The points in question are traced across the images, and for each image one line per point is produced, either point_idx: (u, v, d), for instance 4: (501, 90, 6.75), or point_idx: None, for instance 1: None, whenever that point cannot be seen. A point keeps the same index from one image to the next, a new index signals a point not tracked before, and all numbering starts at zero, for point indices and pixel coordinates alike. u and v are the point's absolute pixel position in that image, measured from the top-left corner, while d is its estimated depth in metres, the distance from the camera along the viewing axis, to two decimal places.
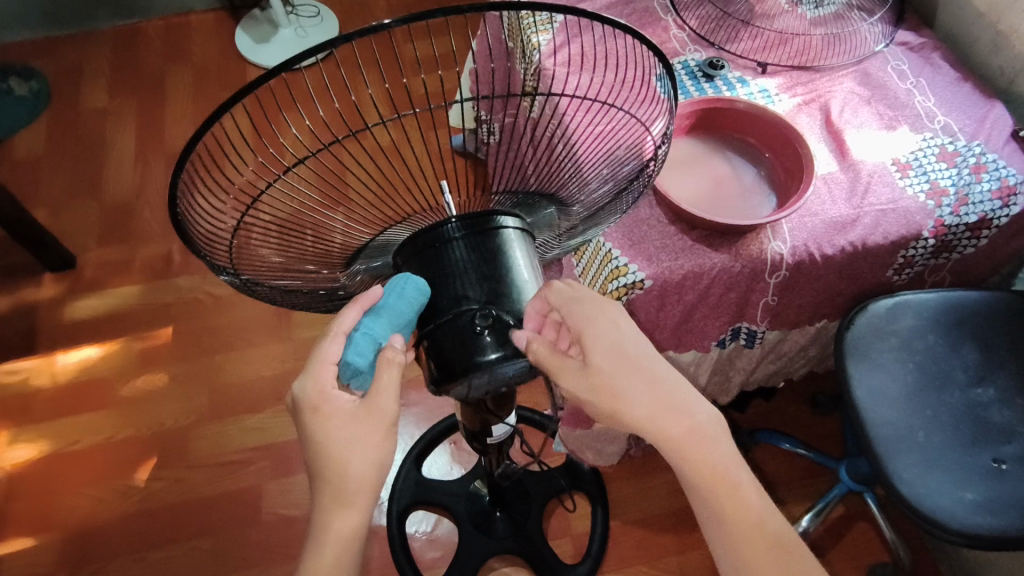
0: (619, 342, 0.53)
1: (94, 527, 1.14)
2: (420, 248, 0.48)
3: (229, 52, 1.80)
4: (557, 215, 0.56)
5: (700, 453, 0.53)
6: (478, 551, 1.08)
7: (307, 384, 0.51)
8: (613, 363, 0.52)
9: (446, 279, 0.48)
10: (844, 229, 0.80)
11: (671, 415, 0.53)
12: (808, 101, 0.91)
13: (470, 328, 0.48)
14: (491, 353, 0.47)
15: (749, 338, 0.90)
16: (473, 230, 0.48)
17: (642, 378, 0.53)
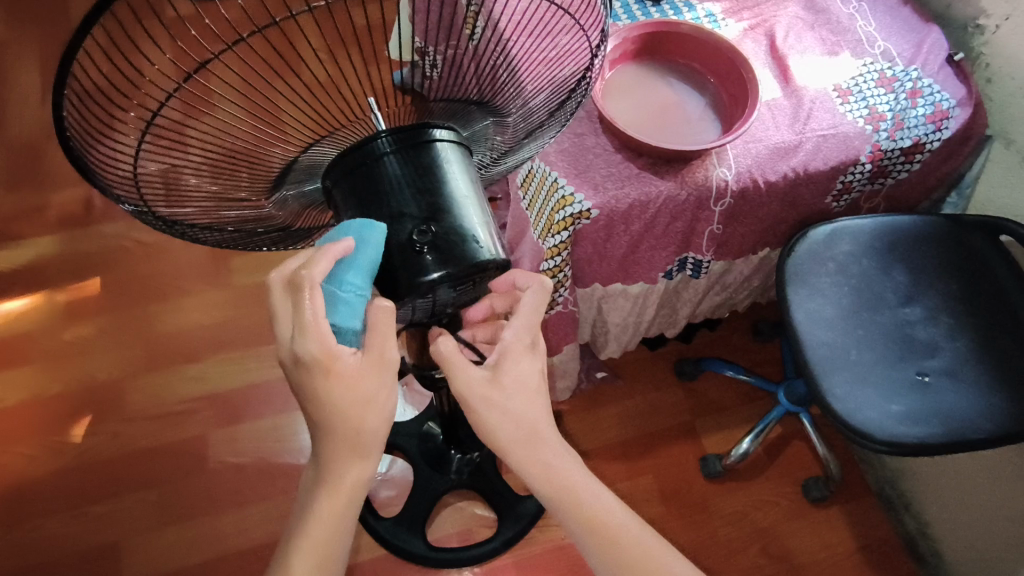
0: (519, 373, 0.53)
1: (28, 485, 1.09)
2: (351, 168, 0.45)
3: None
4: (493, 127, 0.55)
5: (560, 478, 0.53)
6: (433, 487, 1.09)
7: (306, 344, 0.45)
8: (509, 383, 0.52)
9: (380, 196, 0.45)
10: (786, 155, 0.80)
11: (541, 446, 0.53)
12: (754, 26, 0.90)
13: (409, 246, 0.46)
14: (434, 272, 0.46)
15: (695, 268, 0.91)
16: (406, 143, 0.45)
17: (524, 397, 0.52)
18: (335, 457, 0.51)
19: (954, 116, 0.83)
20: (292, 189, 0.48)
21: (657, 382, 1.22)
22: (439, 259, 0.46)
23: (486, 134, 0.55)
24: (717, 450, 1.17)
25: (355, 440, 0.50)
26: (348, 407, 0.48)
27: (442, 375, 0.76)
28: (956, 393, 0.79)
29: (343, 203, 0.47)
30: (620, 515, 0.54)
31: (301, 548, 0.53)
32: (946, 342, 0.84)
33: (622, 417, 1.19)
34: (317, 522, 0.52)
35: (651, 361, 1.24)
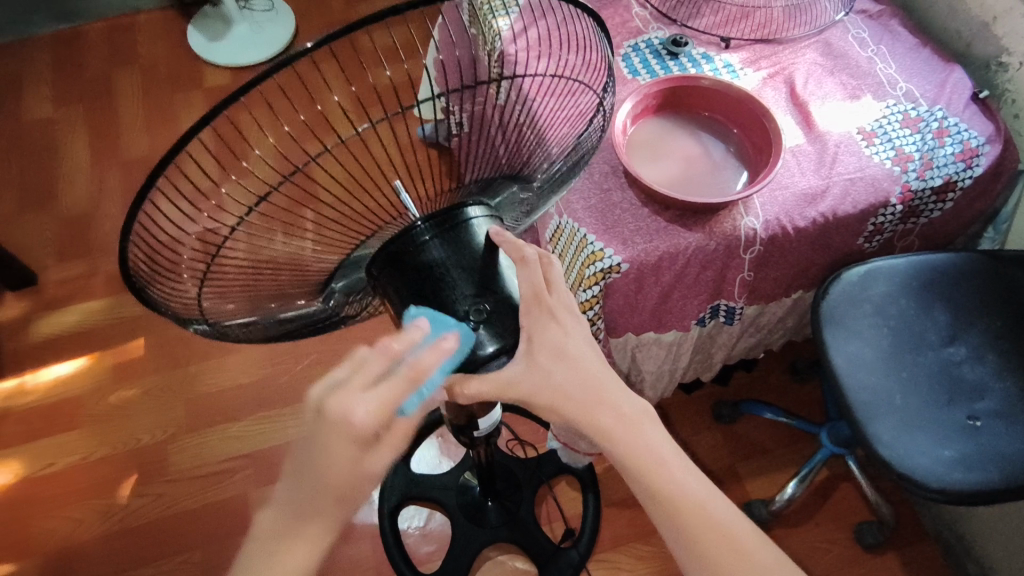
0: (564, 344, 0.50)
1: (77, 548, 1.11)
2: (397, 256, 0.47)
3: (182, 51, 1.75)
4: (519, 192, 0.57)
5: (628, 443, 0.51)
6: (471, 542, 1.08)
7: (362, 413, 0.41)
8: (551, 358, 0.49)
9: (432, 279, 0.47)
10: (814, 200, 0.80)
11: (607, 409, 0.51)
12: (773, 75, 0.91)
13: (463, 324, 0.47)
14: (489, 345, 0.48)
15: (727, 314, 0.91)
16: (447, 225, 0.48)
17: (575, 363, 0.50)
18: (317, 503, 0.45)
19: (984, 153, 0.82)
20: (339, 286, 0.51)
21: (694, 426, 1.20)
22: (494, 333, 0.48)
23: (513, 199, 0.57)
24: (760, 496, 1.14)
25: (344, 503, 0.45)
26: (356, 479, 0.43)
27: (478, 433, 0.76)
28: (1011, 437, 0.77)
29: (393, 292, 0.48)
30: (687, 474, 0.53)
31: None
32: (995, 383, 0.82)
33: None
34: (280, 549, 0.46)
35: (687, 405, 1.22)
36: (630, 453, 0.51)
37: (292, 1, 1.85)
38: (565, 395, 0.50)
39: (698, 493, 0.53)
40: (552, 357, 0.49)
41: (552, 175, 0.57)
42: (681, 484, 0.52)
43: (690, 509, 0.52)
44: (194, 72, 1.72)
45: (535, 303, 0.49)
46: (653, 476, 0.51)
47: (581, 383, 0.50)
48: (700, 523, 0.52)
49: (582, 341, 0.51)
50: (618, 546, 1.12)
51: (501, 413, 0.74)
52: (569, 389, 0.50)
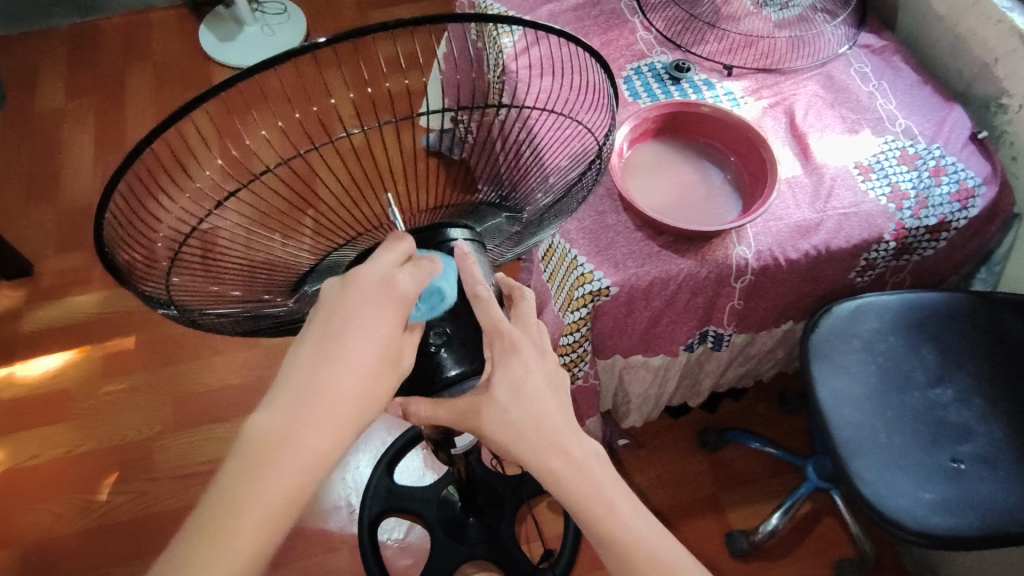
0: (524, 383, 0.49)
1: (52, 543, 1.10)
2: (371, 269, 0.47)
3: (192, 50, 1.77)
4: (506, 222, 0.55)
5: (578, 487, 0.51)
6: (451, 556, 1.07)
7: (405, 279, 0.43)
8: (510, 398, 0.49)
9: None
10: (807, 233, 0.80)
11: (558, 459, 0.50)
12: (774, 104, 0.92)
13: (423, 346, 0.49)
14: (451, 369, 0.50)
15: (716, 340, 0.90)
16: (425, 240, 0.48)
17: (531, 407, 0.50)
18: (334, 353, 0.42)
19: (980, 194, 0.82)
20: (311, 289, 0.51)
21: (680, 451, 1.20)
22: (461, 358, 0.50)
23: (499, 228, 0.56)
24: (742, 525, 1.13)
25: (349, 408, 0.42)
26: (374, 288, 0.42)
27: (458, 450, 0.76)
28: (994, 483, 0.76)
29: None
30: (641, 522, 0.53)
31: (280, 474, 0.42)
32: (980, 427, 0.81)
33: (647, 488, 1.17)
34: (315, 412, 0.41)
35: (674, 430, 1.22)
36: (580, 497, 0.51)
37: (305, 6, 1.86)
38: (518, 438, 0.50)
39: (646, 538, 0.52)
40: (505, 401, 0.49)
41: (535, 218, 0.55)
42: (632, 528, 0.52)
43: (638, 556, 0.52)
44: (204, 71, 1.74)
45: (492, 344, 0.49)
46: (599, 522, 0.52)
47: (535, 426, 0.50)
48: (645, 566, 0.52)
49: (539, 386, 0.50)
50: (598, 569, 1.12)
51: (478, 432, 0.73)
52: (524, 430, 0.50)
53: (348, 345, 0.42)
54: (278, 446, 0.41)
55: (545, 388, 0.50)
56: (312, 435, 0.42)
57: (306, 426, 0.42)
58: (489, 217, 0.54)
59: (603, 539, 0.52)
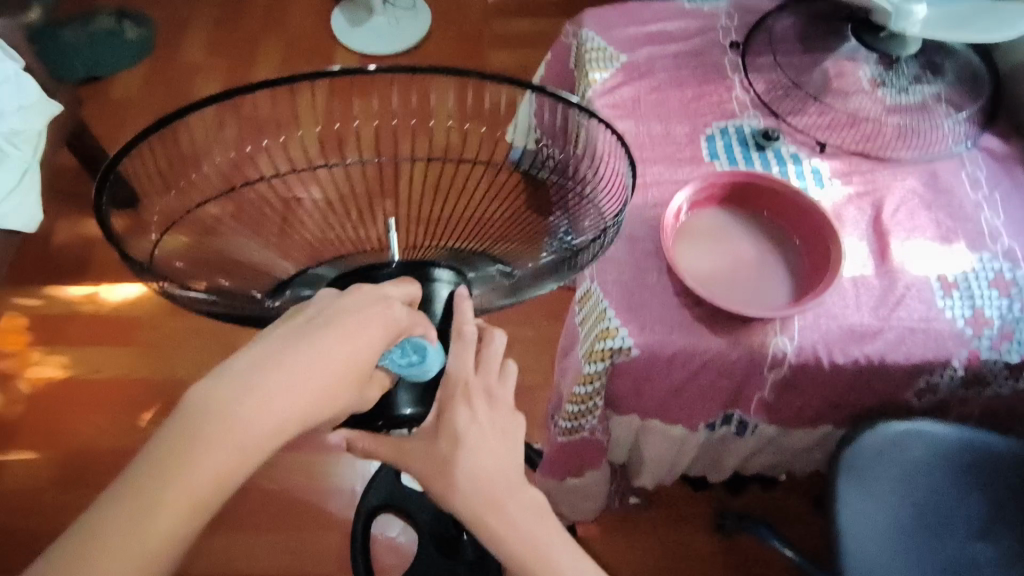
0: (466, 436, 0.52)
1: (93, 453, 1.23)
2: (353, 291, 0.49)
3: (322, 30, 1.91)
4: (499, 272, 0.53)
5: (517, 538, 0.53)
6: (431, 565, 1.12)
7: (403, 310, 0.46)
8: (451, 448, 0.51)
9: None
10: (862, 339, 0.74)
11: (497, 513, 0.52)
12: (861, 194, 0.85)
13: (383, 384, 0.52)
14: (407, 409, 0.53)
15: (741, 426, 0.87)
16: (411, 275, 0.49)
17: (475, 459, 0.52)
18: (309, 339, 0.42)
19: None
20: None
21: (688, 527, 1.15)
22: (414, 396, 0.53)
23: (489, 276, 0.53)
24: None
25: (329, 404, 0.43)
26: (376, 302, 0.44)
27: None
28: None
29: None
30: (586, 574, 0.55)
31: (208, 445, 0.40)
32: None
33: (643, 555, 1.13)
34: (268, 393, 0.41)
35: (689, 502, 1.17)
36: (518, 549, 0.53)
37: (433, 5, 2.01)
38: (465, 493, 0.51)
39: None
40: (452, 449, 0.51)
41: (529, 274, 0.50)
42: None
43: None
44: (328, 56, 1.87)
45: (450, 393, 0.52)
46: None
47: (475, 481, 0.51)
48: None
49: (488, 437, 0.53)
50: None
51: None
52: (473, 481, 0.51)
53: (328, 338, 0.42)
54: (217, 416, 0.40)
55: (485, 440, 0.52)
56: (255, 414, 0.40)
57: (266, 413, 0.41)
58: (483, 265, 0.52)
59: None
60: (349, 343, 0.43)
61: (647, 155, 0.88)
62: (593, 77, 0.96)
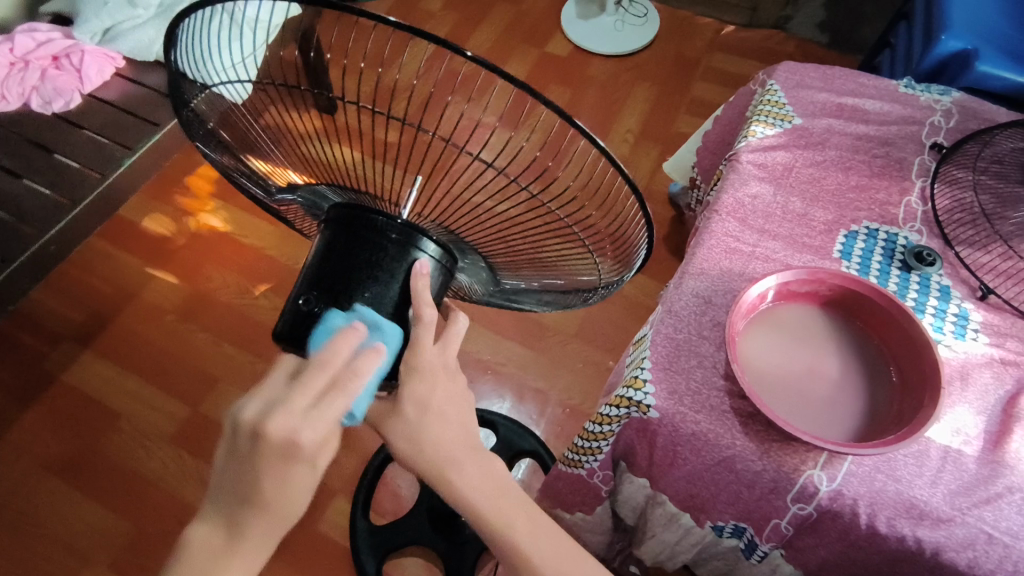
0: (449, 403, 0.55)
1: (215, 299, 1.47)
2: (353, 226, 0.54)
3: (551, 15, 2.02)
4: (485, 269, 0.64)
5: (493, 504, 0.56)
6: (415, 530, 1.16)
7: (309, 436, 0.47)
8: (432, 411, 0.54)
9: (360, 269, 0.53)
10: (920, 519, 0.61)
11: (456, 469, 0.54)
12: (1008, 362, 0.70)
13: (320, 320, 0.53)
14: None
15: (750, 546, 0.76)
16: (400, 238, 0.54)
17: (450, 422, 0.55)
18: (249, 502, 0.49)
19: None
20: (301, 198, 0.63)
21: None
22: None
23: (476, 269, 0.64)
24: None
25: (278, 521, 0.51)
26: (282, 445, 0.47)
27: None
28: None
29: (331, 239, 0.55)
30: (565, 551, 0.59)
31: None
32: None
33: None
34: (237, 557, 0.51)
35: None
36: (489, 518, 0.56)
37: (665, 20, 2.00)
38: (440, 455, 0.54)
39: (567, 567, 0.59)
40: (417, 418, 0.54)
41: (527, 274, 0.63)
42: (526, 545, 0.57)
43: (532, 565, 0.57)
44: (545, 40, 1.96)
45: (414, 369, 0.53)
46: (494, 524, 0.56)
47: (453, 440, 0.55)
48: None
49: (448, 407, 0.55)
50: None
51: None
52: (443, 445, 0.54)
53: (256, 493, 0.49)
54: (204, 558, 0.51)
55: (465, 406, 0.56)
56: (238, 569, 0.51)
57: (226, 550, 0.51)
58: (475, 258, 0.62)
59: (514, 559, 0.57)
60: (277, 496, 0.49)
61: (771, 227, 0.81)
62: (755, 130, 0.89)
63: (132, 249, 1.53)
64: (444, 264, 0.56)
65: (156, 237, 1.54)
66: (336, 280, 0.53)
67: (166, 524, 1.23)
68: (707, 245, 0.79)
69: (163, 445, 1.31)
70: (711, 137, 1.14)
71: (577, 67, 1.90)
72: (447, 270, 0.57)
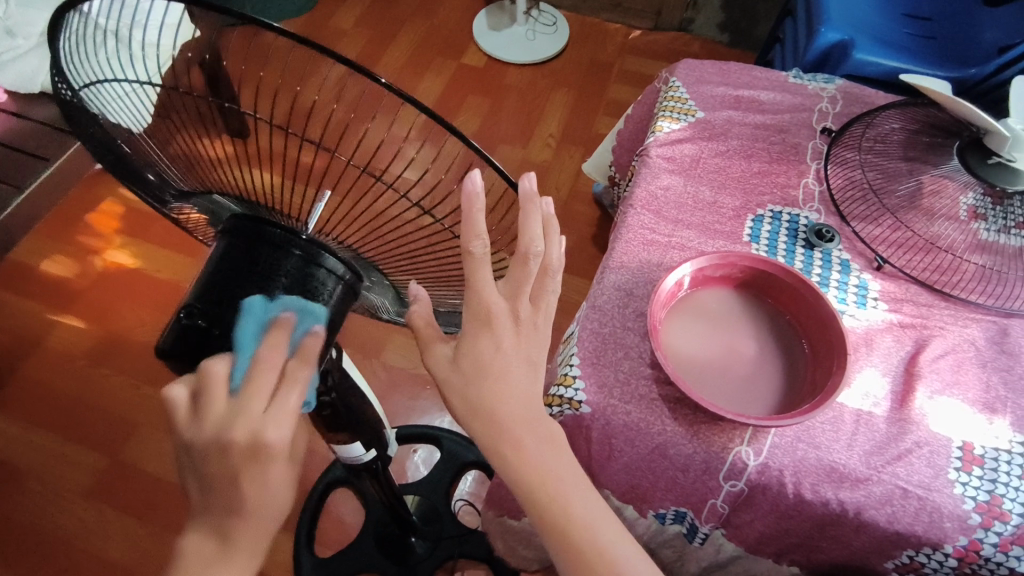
0: (526, 358, 0.51)
1: (128, 340, 1.38)
2: (244, 233, 0.49)
3: (463, 27, 2.04)
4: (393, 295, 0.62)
5: (553, 474, 0.52)
6: (365, 556, 1.12)
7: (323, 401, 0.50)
8: (503, 365, 0.50)
9: (257, 281, 0.48)
10: (840, 481, 0.64)
11: (512, 444, 0.51)
12: (905, 324, 0.75)
13: (211, 335, 0.47)
14: (237, 367, 0.48)
15: (691, 530, 0.75)
16: (304, 253, 0.49)
17: (521, 386, 0.51)
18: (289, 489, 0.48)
19: None
20: (198, 206, 0.55)
21: None
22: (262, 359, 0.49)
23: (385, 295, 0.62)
24: None
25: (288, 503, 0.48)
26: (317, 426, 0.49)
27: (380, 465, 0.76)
28: None
29: (225, 250, 0.49)
30: (598, 516, 0.54)
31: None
32: None
33: None
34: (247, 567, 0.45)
35: None
36: (549, 489, 0.52)
37: (575, 28, 2.05)
38: (512, 409, 0.51)
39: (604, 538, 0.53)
40: (486, 373, 0.50)
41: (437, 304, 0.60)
42: (583, 528, 0.53)
43: (599, 556, 0.53)
44: (459, 52, 1.97)
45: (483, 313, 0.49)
46: (537, 490, 0.52)
47: (525, 400, 0.52)
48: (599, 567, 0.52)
49: (493, 362, 0.50)
50: None
51: (366, 456, 0.71)
52: (524, 401, 0.51)
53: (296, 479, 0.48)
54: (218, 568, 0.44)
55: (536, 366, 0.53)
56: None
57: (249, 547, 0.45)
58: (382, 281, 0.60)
59: (568, 550, 0.52)
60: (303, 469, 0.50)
61: (683, 217, 0.83)
62: (662, 125, 0.92)
63: (32, 294, 1.42)
64: (351, 284, 0.52)
65: (58, 279, 1.44)
66: (227, 295, 0.48)
67: None
68: (624, 239, 0.81)
69: (80, 502, 1.21)
70: (623, 135, 1.17)
71: (493, 77, 1.91)
72: (353, 289, 0.53)
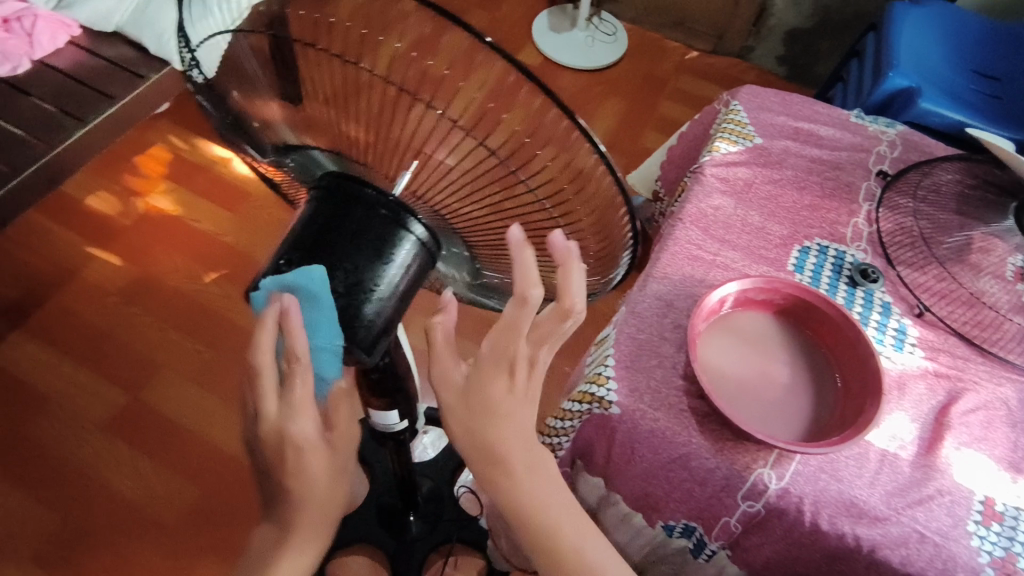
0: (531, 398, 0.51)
1: (159, 284, 1.40)
2: (337, 189, 0.52)
3: (523, 25, 2.06)
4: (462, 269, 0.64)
5: (547, 505, 0.53)
6: (364, 528, 1.14)
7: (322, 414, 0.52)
8: (511, 405, 0.50)
9: (346, 234, 0.51)
10: (859, 518, 0.65)
11: (509, 479, 0.51)
12: (940, 374, 0.76)
13: (296, 281, 0.51)
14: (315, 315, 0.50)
15: (698, 546, 0.76)
16: (390, 214, 0.52)
17: (524, 425, 0.51)
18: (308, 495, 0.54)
19: None
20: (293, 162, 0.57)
21: None
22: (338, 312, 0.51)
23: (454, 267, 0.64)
24: None
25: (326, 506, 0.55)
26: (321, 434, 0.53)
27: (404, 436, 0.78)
28: None
29: (318, 202, 0.53)
30: None
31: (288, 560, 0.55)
32: None
33: None
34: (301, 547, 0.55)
35: None
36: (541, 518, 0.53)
37: (633, 41, 2.06)
38: (512, 448, 0.50)
39: None
40: (492, 412, 0.49)
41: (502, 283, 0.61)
42: None
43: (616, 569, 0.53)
44: (516, 49, 1.99)
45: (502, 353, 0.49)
46: (533, 522, 0.52)
47: (525, 438, 0.51)
48: None
49: (502, 403, 0.49)
50: None
51: (397, 425, 0.72)
52: (527, 437, 0.51)
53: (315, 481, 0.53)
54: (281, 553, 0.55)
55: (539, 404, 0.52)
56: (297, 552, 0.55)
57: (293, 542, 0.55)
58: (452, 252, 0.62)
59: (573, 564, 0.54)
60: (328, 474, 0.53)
61: (731, 238, 0.84)
62: (719, 145, 0.93)
63: (74, 226, 1.45)
64: (429, 251, 0.55)
65: (101, 215, 1.47)
66: (319, 244, 0.51)
67: (92, 518, 1.16)
68: (671, 251, 0.82)
69: (94, 433, 1.24)
70: (675, 151, 1.18)
71: (547, 78, 1.93)
72: (430, 256, 0.55)
